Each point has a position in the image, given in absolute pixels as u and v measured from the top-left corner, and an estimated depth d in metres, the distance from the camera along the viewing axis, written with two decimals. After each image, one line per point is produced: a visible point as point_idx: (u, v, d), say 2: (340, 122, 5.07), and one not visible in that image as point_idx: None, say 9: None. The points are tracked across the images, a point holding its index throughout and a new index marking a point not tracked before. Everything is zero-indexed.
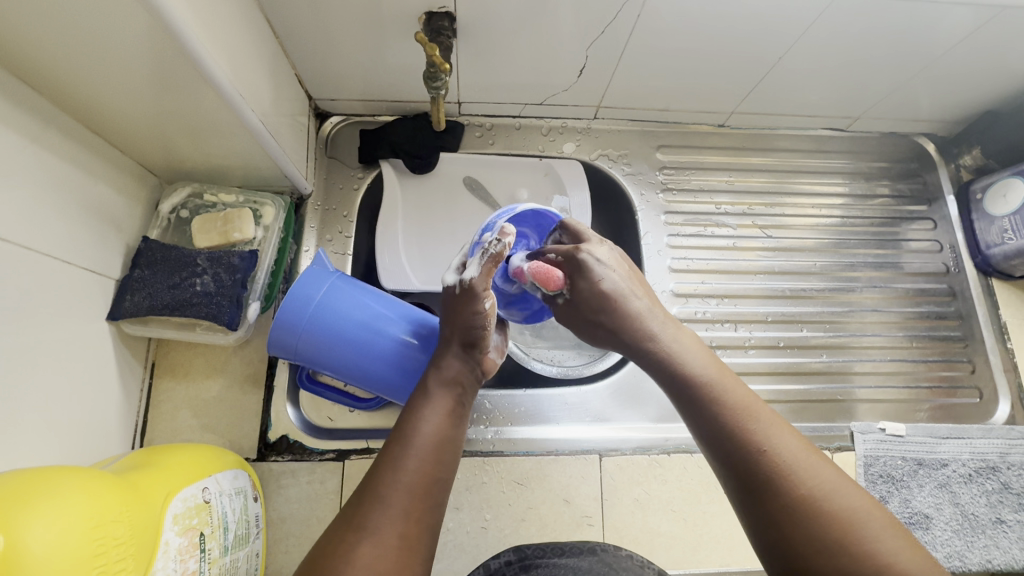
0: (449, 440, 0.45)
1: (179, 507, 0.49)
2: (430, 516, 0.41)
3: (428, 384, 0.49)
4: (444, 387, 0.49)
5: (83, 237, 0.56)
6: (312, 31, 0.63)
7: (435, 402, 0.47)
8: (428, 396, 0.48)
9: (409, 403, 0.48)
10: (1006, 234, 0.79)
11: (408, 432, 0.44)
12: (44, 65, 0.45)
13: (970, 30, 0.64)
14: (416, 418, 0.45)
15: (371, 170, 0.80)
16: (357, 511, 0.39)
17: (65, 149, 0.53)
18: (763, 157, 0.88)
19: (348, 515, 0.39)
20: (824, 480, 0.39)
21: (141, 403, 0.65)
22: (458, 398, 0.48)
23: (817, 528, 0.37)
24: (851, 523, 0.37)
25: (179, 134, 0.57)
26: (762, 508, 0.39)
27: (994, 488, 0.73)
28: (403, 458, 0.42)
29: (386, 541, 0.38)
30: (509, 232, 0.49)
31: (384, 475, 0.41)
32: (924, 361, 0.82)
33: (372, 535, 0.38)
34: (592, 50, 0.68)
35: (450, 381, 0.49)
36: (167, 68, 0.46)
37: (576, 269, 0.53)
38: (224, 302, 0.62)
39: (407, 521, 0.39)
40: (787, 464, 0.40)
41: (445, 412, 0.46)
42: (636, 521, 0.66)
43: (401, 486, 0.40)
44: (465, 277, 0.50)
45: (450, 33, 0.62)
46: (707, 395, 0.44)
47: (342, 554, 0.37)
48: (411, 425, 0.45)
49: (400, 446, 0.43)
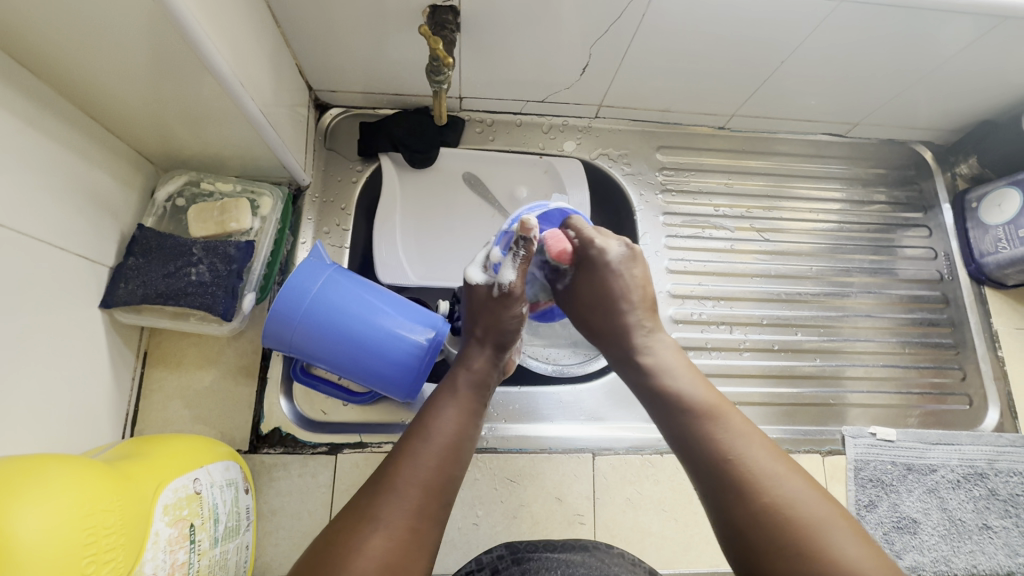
0: (466, 439, 0.45)
1: (170, 498, 0.49)
2: (441, 512, 0.41)
3: (455, 381, 0.50)
4: (471, 387, 0.49)
5: (77, 222, 0.55)
6: (314, 21, 0.62)
7: (460, 400, 0.48)
8: (453, 394, 0.48)
9: (430, 397, 0.48)
10: (1000, 243, 0.80)
11: (429, 427, 0.45)
12: (41, 47, 0.44)
13: (970, 40, 0.64)
14: (438, 414, 0.46)
15: (370, 163, 0.79)
16: (370, 501, 0.39)
17: (60, 133, 0.52)
18: (763, 160, 0.88)
19: (361, 504, 0.39)
20: (787, 489, 0.39)
21: (132, 392, 0.64)
22: (481, 398, 0.49)
23: (774, 533, 0.38)
24: (810, 529, 0.37)
25: (177, 121, 0.57)
26: (726, 509, 0.40)
27: (981, 494, 0.74)
28: (421, 453, 0.42)
29: (398, 534, 0.38)
30: (534, 228, 0.51)
31: (400, 468, 0.41)
32: (916, 367, 0.83)
33: (384, 527, 0.38)
34: (595, 49, 0.67)
35: (477, 379, 0.50)
36: (167, 54, 0.46)
37: (586, 259, 0.57)
38: (219, 293, 0.61)
39: (420, 516, 0.39)
40: (752, 470, 0.41)
41: (467, 410, 0.47)
42: (628, 520, 0.66)
43: (417, 480, 0.41)
44: (501, 281, 0.52)
45: (454, 27, 0.61)
46: (682, 405, 0.46)
47: (352, 544, 0.37)
48: (433, 420, 0.45)
49: (418, 439, 0.43)
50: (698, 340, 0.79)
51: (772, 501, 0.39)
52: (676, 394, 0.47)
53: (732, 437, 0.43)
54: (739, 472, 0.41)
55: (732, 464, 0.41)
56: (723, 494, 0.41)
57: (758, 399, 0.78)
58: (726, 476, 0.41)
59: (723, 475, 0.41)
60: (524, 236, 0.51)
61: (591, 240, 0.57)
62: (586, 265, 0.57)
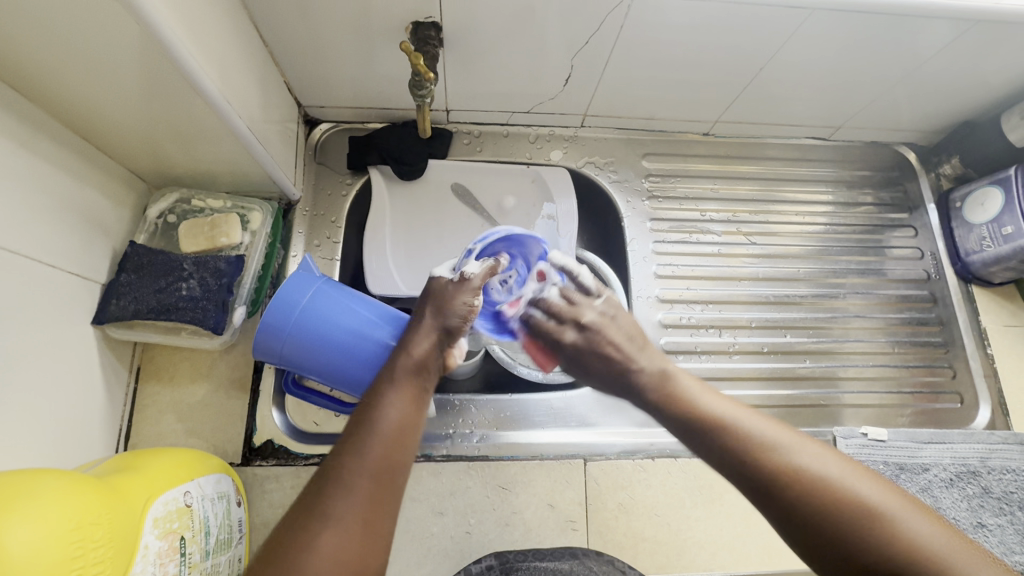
0: (413, 425, 0.45)
1: (160, 511, 0.49)
2: (393, 500, 0.41)
3: (395, 368, 0.49)
4: (408, 373, 0.49)
5: (69, 240, 0.56)
6: (300, 39, 0.64)
7: (400, 386, 0.48)
8: (393, 384, 0.48)
9: (371, 390, 0.48)
10: (985, 241, 0.81)
11: (371, 419, 0.45)
12: (31, 70, 0.46)
13: (945, 43, 0.66)
14: (380, 405, 0.45)
15: (360, 176, 0.80)
16: (317, 500, 0.39)
17: (52, 155, 0.53)
18: (750, 165, 0.89)
19: (309, 504, 0.39)
20: (842, 474, 0.41)
21: (126, 407, 0.65)
22: (425, 386, 0.49)
23: (863, 537, 0.38)
24: (880, 514, 0.38)
25: (167, 140, 0.58)
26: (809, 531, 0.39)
27: (975, 492, 0.74)
28: (365, 444, 0.42)
29: (348, 527, 0.38)
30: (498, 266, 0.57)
31: (347, 460, 0.41)
32: (906, 366, 0.83)
33: (334, 523, 0.38)
34: (577, 60, 0.69)
35: (415, 368, 0.50)
36: (155, 75, 0.47)
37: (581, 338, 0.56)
38: (210, 306, 0.62)
39: (370, 507, 0.39)
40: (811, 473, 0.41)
41: (408, 395, 0.47)
42: (620, 525, 0.66)
43: (363, 471, 0.41)
44: (466, 273, 0.55)
45: (436, 43, 0.63)
46: (712, 422, 0.46)
47: (304, 543, 0.37)
48: (375, 412, 0.45)
49: (362, 432, 0.43)
50: (688, 345, 0.80)
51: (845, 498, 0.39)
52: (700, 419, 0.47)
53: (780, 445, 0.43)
54: (807, 482, 0.40)
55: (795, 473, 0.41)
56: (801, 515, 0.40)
57: (751, 402, 0.78)
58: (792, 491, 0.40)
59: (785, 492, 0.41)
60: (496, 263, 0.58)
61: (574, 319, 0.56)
62: (580, 343, 0.55)
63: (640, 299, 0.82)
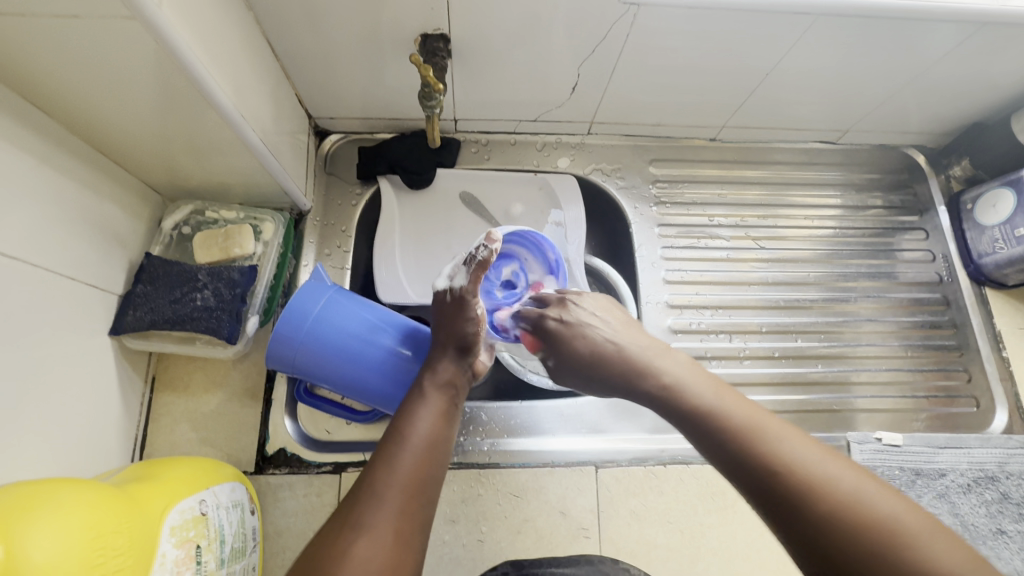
0: (442, 439, 0.46)
1: (176, 520, 0.50)
2: (423, 513, 0.41)
3: (423, 384, 0.51)
4: (438, 388, 0.51)
5: (86, 253, 0.57)
6: (311, 53, 0.65)
7: (433, 400, 0.49)
8: (422, 396, 0.49)
9: (403, 404, 0.49)
10: (997, 243, 0.80)
11: (403, 432, 0.45)
12: (52, 87, 0.47)
13: (953, 45, 0.66)
14: (411, 419, 0.46)
15: (369, 186, 0.81)
16: (347, 511, 0.39)
17: (70, 170, 0.54)
18: (759, 169, 0.89)
19: (343, 513, 0.39)
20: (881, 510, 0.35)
21: (141, 417, 0.66)
22: (452, 398, 0.50)
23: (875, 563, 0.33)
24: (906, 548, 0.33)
25: (182, 153, 0.59)
26: (805, 543, 0.35)
27: (993, 498, 0.73)
28: (398, 455, 0.43)
29: (382, 538, 0.38)
30: (496, 240, 0.53)
31: (380, 472, 0.42)
32: (920, 370, 0.82)
33: (367, 533, 0.38)
34: (583, 69, 0.69)
35: (445, 381, 0.52)
36: (172, 91, 0.48)
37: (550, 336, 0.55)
38: (224, 316, 0.63)
39: (403, 519, 0.40)
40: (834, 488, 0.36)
41: (440, 408, 0.48)
42: (633, 533, 0.66)
43: (395, 483, 0.41)
44: (455, 287, 0.55)
45: (445, 54, 0.64)
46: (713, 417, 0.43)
47: (337, 552, 0.36)
48: (406, 425, 0.46)
49: (395, 444, 0.44)
50: (698, 350, 0.80)
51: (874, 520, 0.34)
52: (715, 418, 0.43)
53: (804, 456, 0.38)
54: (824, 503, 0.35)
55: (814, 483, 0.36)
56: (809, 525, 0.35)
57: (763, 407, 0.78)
58: (803, 497, 0.36)
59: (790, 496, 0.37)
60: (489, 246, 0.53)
61: (541, 315, 0.57)
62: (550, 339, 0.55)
63: (649, 305, 0.82)
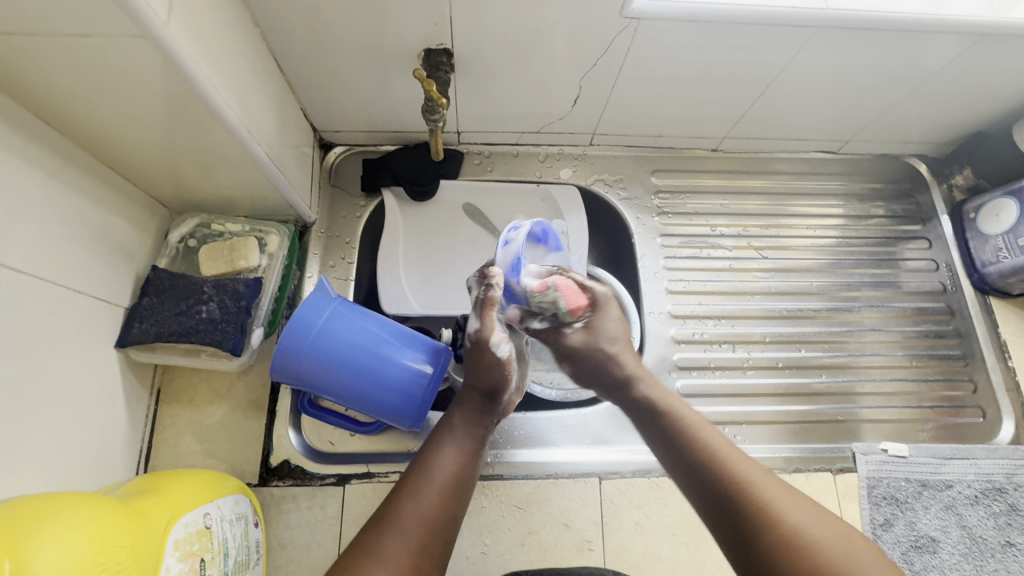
0: (465, 478, 0.48)
1: (180, 533, 0.50)
2: (440, 550, 0.43)
3: (451, 421, 0.53)
4: (465, 425, 0.52)
5: (94, 266, 0.58)
6: (317, 68, 0.66)
7: (460, 436, 0.51)
8: (450, 432, 0.51)
9: (431, 437, 0.51)
10: (1001, 252, 0.80)
11: (429, 467, 0.47)
12: (64, 105, 0.48)
13: (953, 56, 0.66)
14: (437, 454, 0.49)
15: (373, 198, 0.82)
16: (372, 539, 0.41)
17: (80, 185, 0.55)
18: (761, 179, 0.89)
19: (366, 542, 0.41)
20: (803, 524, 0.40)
21: (146, 429, 0.66)
22: (477, 437, 0.52)
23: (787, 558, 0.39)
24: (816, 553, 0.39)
25: (189, 167, 0.60)
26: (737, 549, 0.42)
27: (1001, 510, 0.72)
28: (423, 489, 0.45)
29: (401, 570, 0.40)
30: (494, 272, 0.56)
31: (403, 504, 0.44)
32: (925, 380, 0.82)
33: (387, 564, 0.39)
34: (585, 82, 0.70)
35: (471, 422, 0.53)
36: (180, 108, 0.49)
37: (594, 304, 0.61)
38: (229, 328, 0.63)
39: (421, 553, 0.41)
40: (788, 522, 0.41)
41: (465, 446, 0.50)
42: (637, 545, 0.65)
43: (418, 518, 0.43)
44: (471, 330, 0.55)
45: (448, 68, 0.65)
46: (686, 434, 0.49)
47: None
48: (433, 460, 0.48)
49: (421, 478, 0.46)
50: (702, 360, 0.79)
51: (820, 553, 0.39)
52: (692, 441, 0.48)
53: (771, 493, 0.42)
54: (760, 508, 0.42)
55: (771, 515, 0.41)
56: (747, 543, 0.41)
57: (767, 417, 0.77)
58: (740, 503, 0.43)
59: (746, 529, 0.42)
60: (489, 282, 0.56)
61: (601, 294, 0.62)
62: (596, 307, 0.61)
63: (652, 315, 0.81)
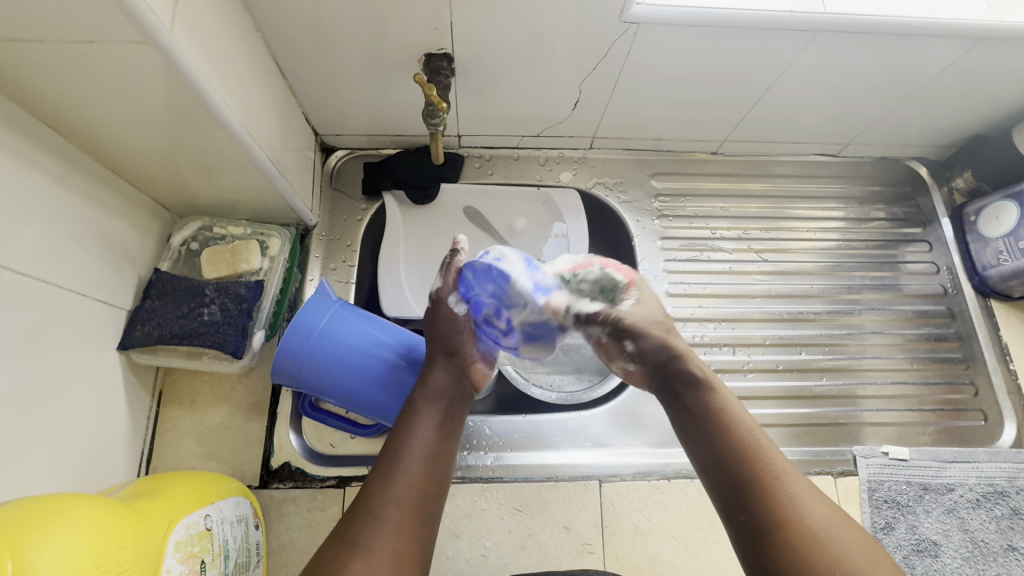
0: (438, 453, 0.47)
1: (181, 535, 0.50)
2: (421, 529, 0.42)
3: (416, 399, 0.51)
4: (432, 401, 0.51)
5: (97, 269, 0.58)
6: (318, 72, 0.66)
7: (428, 411, 0.49)
8: (416, 411, 0.49)
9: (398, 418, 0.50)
10: (1002, 255, 0.80)
11: (398, 448, 0.46)
12: (68, 110, 0.48)
13: (953, 59, 0.66)
14: (405, 434, 0.47)
15: (374, 201, 0.82)
16: (347, 530, 0.40)
17: (83, 188, 0.56)
18: (761, 183, 0.90)
19: (342, 534, 0.40)
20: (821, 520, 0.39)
21: (147, 432, 0.66)
22: (447, 410, 0.51)
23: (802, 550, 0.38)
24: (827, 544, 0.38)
25: (192, 171, 0.60)
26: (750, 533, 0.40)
27: (1004, 513, 0.72)
28: (393, 471, 0.43)
29: (382, 556, 0.38)
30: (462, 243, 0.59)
31: (376, 489, 0.42)
32: (926, 383, 0.82)
33: (366, 552, 0.38)
34: (585, 85, 0.71)
35: (440, 395, 0.51)
36: (183, 112, 0.49)
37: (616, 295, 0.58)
38: (230, 331, 0.63)
39: (401, 536, 0.40)
40: (808, 515, 0.39)
41: (436, 420, 0.49)
42: (638, 548, 0.65)
43: (392, 501, 0.41)
44: (433, 291, 0.59)
45: (449, 73, 0.66)
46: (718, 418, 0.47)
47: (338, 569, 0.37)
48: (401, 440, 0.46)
49: (391, 460, 0.44)
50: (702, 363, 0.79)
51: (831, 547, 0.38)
52: (723, 425, 0.46)
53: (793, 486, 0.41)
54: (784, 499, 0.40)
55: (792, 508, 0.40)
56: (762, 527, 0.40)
57: (768, 420, 0.77)
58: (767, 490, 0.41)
59: (763, 521, 0.40)
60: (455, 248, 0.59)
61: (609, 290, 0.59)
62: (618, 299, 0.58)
63: None
